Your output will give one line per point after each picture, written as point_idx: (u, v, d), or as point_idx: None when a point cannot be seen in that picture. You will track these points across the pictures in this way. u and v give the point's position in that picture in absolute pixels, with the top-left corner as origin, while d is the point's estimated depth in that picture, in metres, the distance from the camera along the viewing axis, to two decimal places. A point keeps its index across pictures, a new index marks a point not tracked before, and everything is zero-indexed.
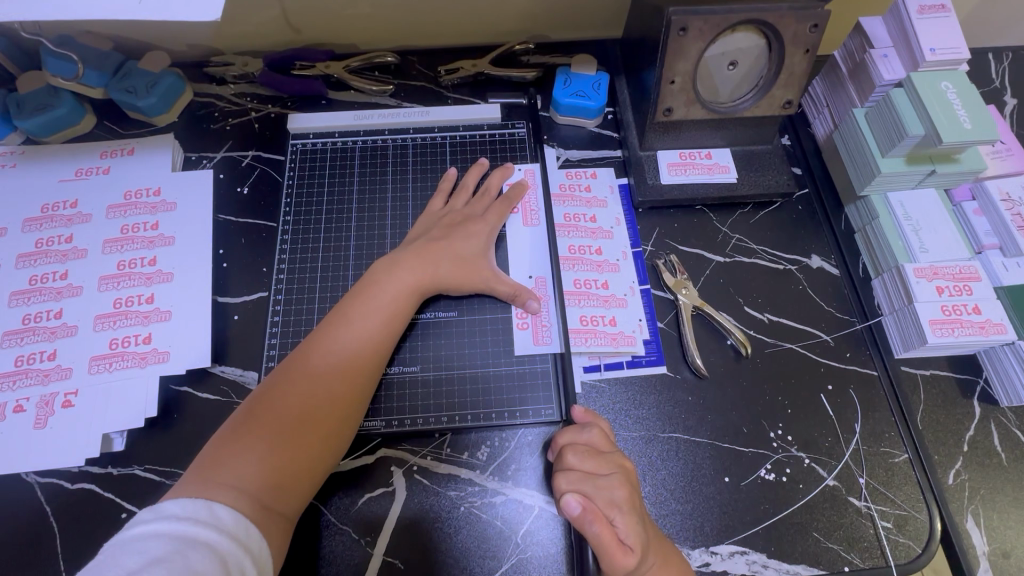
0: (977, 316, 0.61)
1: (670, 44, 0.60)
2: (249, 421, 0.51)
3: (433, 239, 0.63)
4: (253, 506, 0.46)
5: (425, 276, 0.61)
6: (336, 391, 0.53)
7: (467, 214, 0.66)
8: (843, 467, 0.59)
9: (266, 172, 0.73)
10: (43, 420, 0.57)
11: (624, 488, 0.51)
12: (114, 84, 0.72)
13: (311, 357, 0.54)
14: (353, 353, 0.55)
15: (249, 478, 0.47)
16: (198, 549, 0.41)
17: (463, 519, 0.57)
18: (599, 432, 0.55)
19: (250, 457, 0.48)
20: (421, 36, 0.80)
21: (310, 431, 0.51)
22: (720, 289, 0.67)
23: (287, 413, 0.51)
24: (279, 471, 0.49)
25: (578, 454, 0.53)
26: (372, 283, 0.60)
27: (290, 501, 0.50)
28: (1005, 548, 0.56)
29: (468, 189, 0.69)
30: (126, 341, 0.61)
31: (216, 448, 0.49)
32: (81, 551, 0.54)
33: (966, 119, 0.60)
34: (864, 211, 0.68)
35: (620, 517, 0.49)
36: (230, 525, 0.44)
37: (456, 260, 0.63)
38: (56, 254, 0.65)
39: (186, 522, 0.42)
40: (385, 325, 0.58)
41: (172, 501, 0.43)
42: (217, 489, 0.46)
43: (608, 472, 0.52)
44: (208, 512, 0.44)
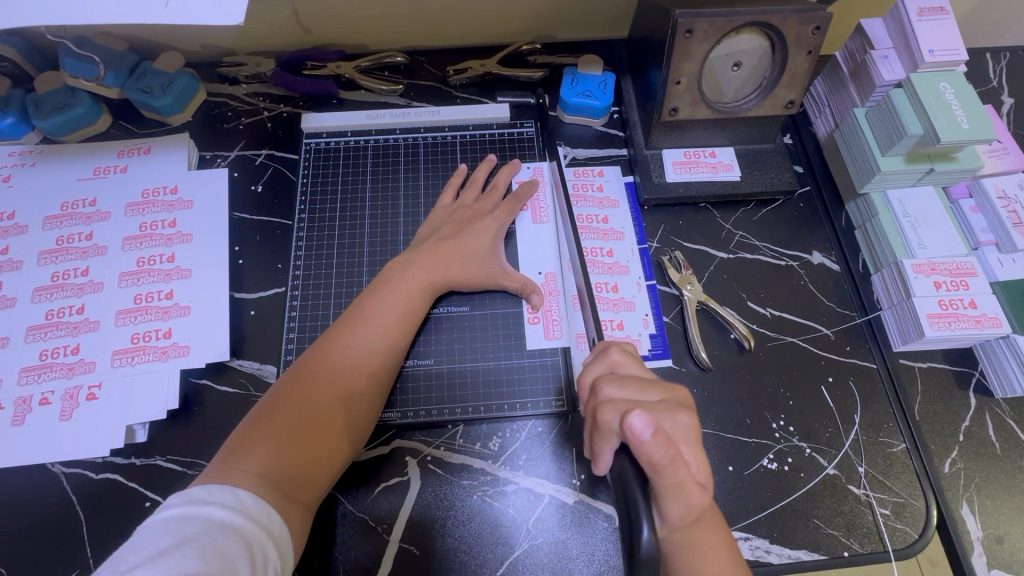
0: (973, 310, 0.63)
1: (676, 45, 0.62)
2: (272, 413, 0.52)
3: (444, 237, 0.65)
4: (276, 493, 0.48)
5: (438, 273, 0.62)
6: (355, 386, 0.55)
7: (477, 211, 0.68)
8: (843, 455, 0.61)
9: (279, 170, 0.75)
10: (69, 412, 0.59)
11: (681, 415, 0.48)
12: (131, 85, 0.73)
13: (331, 352, 0.56)
14: (371, 349, 0.57)
15: (272, 467, 0.49)
16: (224, 533, 0.42)
17: (476, 507, 0.59)
18: (622, 355, 0.53)
19: (272, 447, 0.50)
20: (430, 36, 0.82)
21: (330, 422, 0.53)
22: (724, 285, 0.69)
23: (307, 406, 0.53)
24: (301, 461, 0.51)
25: (617, 384, 0.49)
26: (387, 280, 0.61)
27: (310, 490, 0.51)
28: (998, 535, 0.59)
29: (477, 187, 0.70)
30: (147, 335, 0.63)
31: (240, 439, 0.51)
32: (108, 538, 0.56)
33: (964, 120, 0.62)
34: (864, 209, 0.70)
35: (689, 449, 0.47)
36: (254, 509, 0.46)
37: (467, 257, 0.64)
38: (77, 251, 0.66)
39: (211, 506, 0.44)
40: (401, 322, 0.60)
41: (199, 487, 0.45)
42: (242, 477, 0.48)
43: (659, 399, 0.49)
44: (233, 497, 0.45)
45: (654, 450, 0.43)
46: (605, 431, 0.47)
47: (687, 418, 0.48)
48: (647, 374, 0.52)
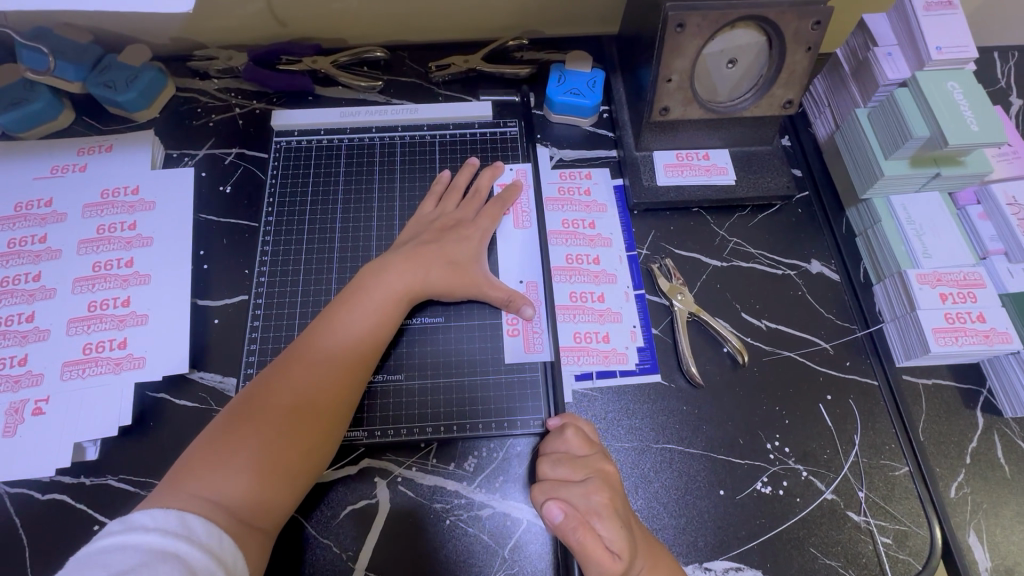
0: (981, 325, 0.59)
1: (667, 41, 0.58)
2: (229, 430, 0.48)
3: (424, 243, 0.61)
4: (228, 519, 0.44)
5: (413, 282, 0.58)
6: (322, 400, 0.52)
7: (459, 217, 0.64)
8: (842, 480, 0.57)
9: (249, 170, 0.71)
10: (12, 428, 0.55)
11: (602, 492, 0.49)
12: (93, 79, 0.70)
13: (296, 365, 0.52)
14: (340, 360, 0.54)
15: (224, 491, 0.45)
16: (167, 562, 0.38)
17: (449, 532, 0.55)
18: (575, 433, 0.54)
19: (229, 467, 0.46)
20: (411, 30, 0.78)
21: (294, 440, 0.49)
22: (717, 295, 0.65)
23: (269, 422, 0.49)
24: (259, 484, 0.47)
25: (552, 464, 0.52)
26: (359, 288, 0.57)
27: (270, 516, 0.47)
28: (1008, 566, 0.55)
29: (459, 191, 0.67)
30: (100, 345, 0.59)
31: (193, 459, 0.47)
32: (51, 564, 0.52)
33: (973, 121, 0.58)
34: (866, 216, 0.66)
35: (601, 523, 0.47)
36: (204, 536, 0.42)
37: (445, 264, 0.60)
38: (29, 254, 0.62)
39: (155, 534, 0.40)
40: (374, 332, 0.56)
41: (143, 512, 0.41)
42: (194, 502, 0.44)
43: (584, 477, 0.51)
44: (180, 523, 0.41)
45: (567, 532, 0.46)
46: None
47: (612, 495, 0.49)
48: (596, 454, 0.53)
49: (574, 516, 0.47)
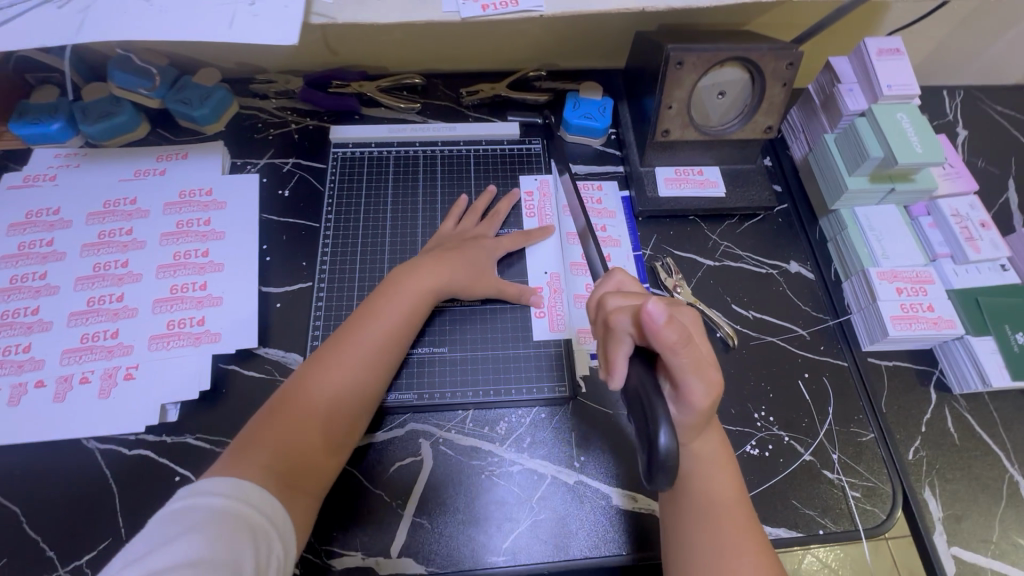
0: (931, 313, 0.70)
1: (669, 75, 0.70)
2: (279, 412, 0.55)
3: (447, 250, 0.70)
4: (281, 484, 0.52)
5: (440, 282, 0.66)
6: (357, 387, 0.59)
7: (478, 234, 0.74)
8: (818, 443, 0.67)
9: (305, 177, 0.81)
10: (108, 390, 0.64)
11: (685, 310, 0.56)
12: (172, 97, 0.80)
13: (338, 354, 0.59)
14: (375, 351, 0.61)
15: (277, 461, 0.52)
16: (225, 520, 0.46)
17: (485, 485, 0.63)
18: (623, 275, 0.58)
19: (278, 443, 0.53)
20: (445, 61, 0.90)
21: (332, 422, 0.57)
22: (711, 289, 0.76)
23: (313, 404, 0.56)
24: (303, 457, 0.54)
25: (620, 295, 0.54)
26: (390, 289, 0.65)
27: (312, 483, 0.55)
28: (957, 516, 0.65)
29: (478, 210, 0.77)
30: (181, 322, 0.68)
31: (247, 435, 0.54)
32: (140, 509, 0.60)
33: (918, 144, 0.70)
34: (835, 224, 0.78)
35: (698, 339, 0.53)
36: (255, 498, 0.49)
37: (466, 266, 0.69)
38: (118, 244, 0.71)
39: (216, 497, 0.47)
40: (402, 330, 0.63)
41: (204, 481, 0.48)
42: (250, 471, 0.51)
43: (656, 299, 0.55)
44: (233, 488, 0.48)
45: (669, 333, 0.47)
46: (618, 333, 0.51)
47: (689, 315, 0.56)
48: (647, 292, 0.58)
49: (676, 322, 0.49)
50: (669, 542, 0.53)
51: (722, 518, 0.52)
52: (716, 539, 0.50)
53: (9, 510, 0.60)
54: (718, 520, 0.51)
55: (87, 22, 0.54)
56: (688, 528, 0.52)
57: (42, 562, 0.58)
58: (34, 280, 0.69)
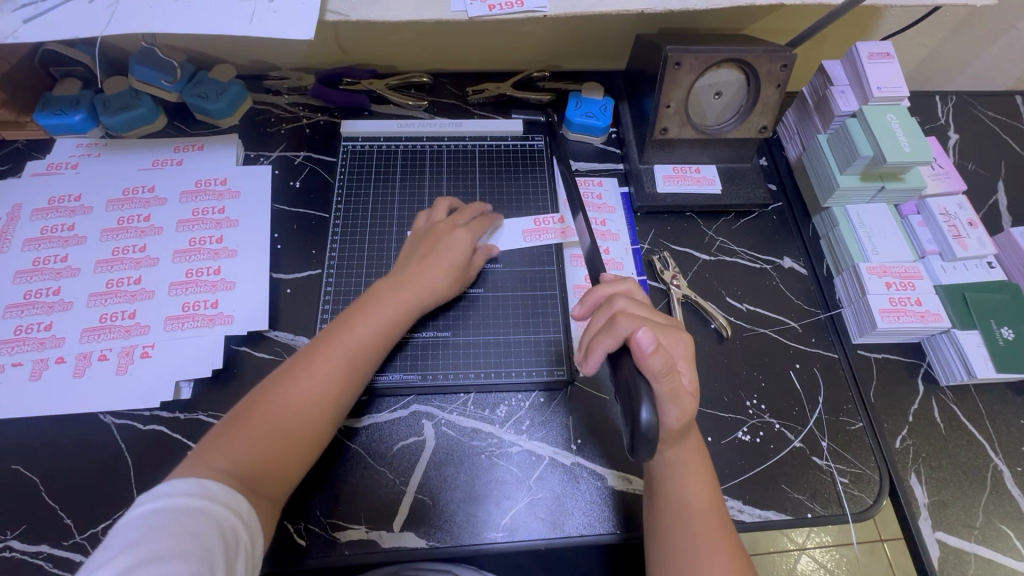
0: (918, 307, 0.72)
1: (667, 75, 0.73)
2: (246, 419, 0.55)
3: (424, 254, 0.69)
4: (247, 487, 0.52)
5: (419, 296, 0.66)
6: (327, 396, 0.58)
7: (449, 224, 0.72)
8: (808, 431, 0.70)
9: (316, 170, 0.84)
10: (124, 367, 0.66)
11: (678, 331, 0.58)
12: (190, 91, 0.84)
13: (309, 363, 0.59)
14: (351, 363, 0.60)
15: (243, 466, 0.53)
16: (190, 517, 0.46)
17: (485, 465, 0.66)
18: (636, 285, 0.63)
19: (241, 447, 0.54)
20: (453, 61, 0.93)
21: (299, 430, 0.56)
22: (706, 282, 0.79)
23: (281, 411, 0.56)
24: (265, 462, 0.54)
25: (629, 300, 0.59)
26: (373, 298, 0.64)
27: (278, 487, 0.55)
28: (942, 502, 0.67)
29: (466, 208, 0.75)
30: (196, 304, 0.70)
31: (216, 438, 0.54)
32: (154, 481, 0.63)
33: (907, 144, 0.72)
34: (827, 221, 0.80)
35: (682, 365, 0.57)
36: (218, 494, 0.49)
37: (446, 270, 0.68)
38: (136, 230, 0.74)
39: (178, 497, 0.47)
40: (378, 341, 0.63)
41: (166, 482, 0.48)
42: (210, 472, 0.51)
43: (661, 318, 0.59)
44: (197, 487, 0.49)
45: (654, 360, 0.52)
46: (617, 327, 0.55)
47: (687, 338, 0.58)
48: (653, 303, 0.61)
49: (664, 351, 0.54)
50: (650, 544, 0.55)
51: (694, 520, 0.54)
52: (690, 538, 0.53)
53: (30, 479, 0.62)
54: (690, 521, 0.54)
55: (115, 15, 0.57)
56: (664, 527, 0.54)
57: (60, 529, 0.60)
58: (56, 262, 0.71)
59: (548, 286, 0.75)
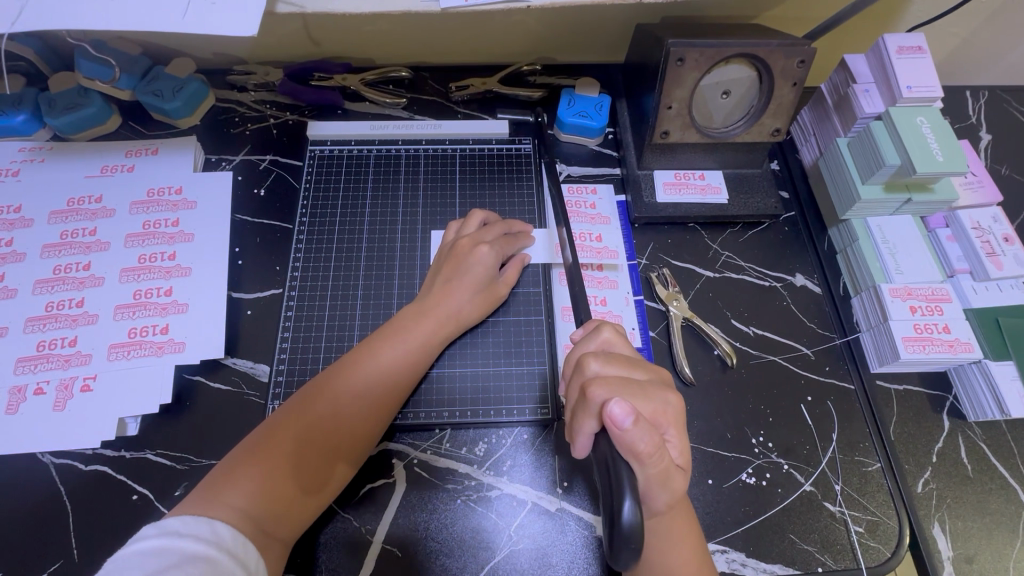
0: (946, 335, 0.65)
1: (669, 72, 0.65)
2: (260, 449, 0.52)
3: (449, 276, 0.63)
4: (253, 528, 0.48)
5: (444, 320, 0.62)
6: (345, 427, 0.55)
7: (476, 238, 0.66)
8: (820, 473, 0.63)
9: (282, 175, 0.77)
10: (62, 403, 0.60)
11: (667, 392, 0.51)
12: (142, 89, 0.75)
13: (329, 391, 0.55)
14: (371, 392, 0.56)
15: (252, 502, 0.49)
16: (198, 565, 0.42)
17: (459, 511, 0.59)
18: (613, 334, 0.55)
19: (259, 479, 0.50)
20: (435, 54, 0.85)
21: (318, 465, 0.53)
22: (710, 303, 0.71)
23: (298, 441, 0.53)
24: (282, 500, 0.50)
25: (604, 361, 0.52)
26: (401, 325, 0.61)
27: (289, 527, 0.51)
28: (968, 555, 0.60)
29: (501, 226, 0.69)
30: (144, 330, 0.64)
31: (230, 468, 0.50)
32: (93, 529, 0.57)
33: (939, 152, 0.64)
34: (845, 234, 0.73)
35: (671, 432, 0.50)
36: (229, 542, 0.45)
37: (472, 294, 0.63)
38: (80, 246, 0.68)
39: (187, 539, 0.43)
40: (405, 371, 0.59)
41: (178, 520, 0.45)
42: (225, 510, 0.47)
43: (642, 376, 0.52)
44: (209, 530, 0.45)
45: (637, 437, 0.45)
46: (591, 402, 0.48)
47: (676, 398, 0.51)
48: (635, 355, 0.54)
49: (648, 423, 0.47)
50: None
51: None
52: None
53: None
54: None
55: (29, 9, 0.49)
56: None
57: None
58: None
59: (535, 311, 0.68)
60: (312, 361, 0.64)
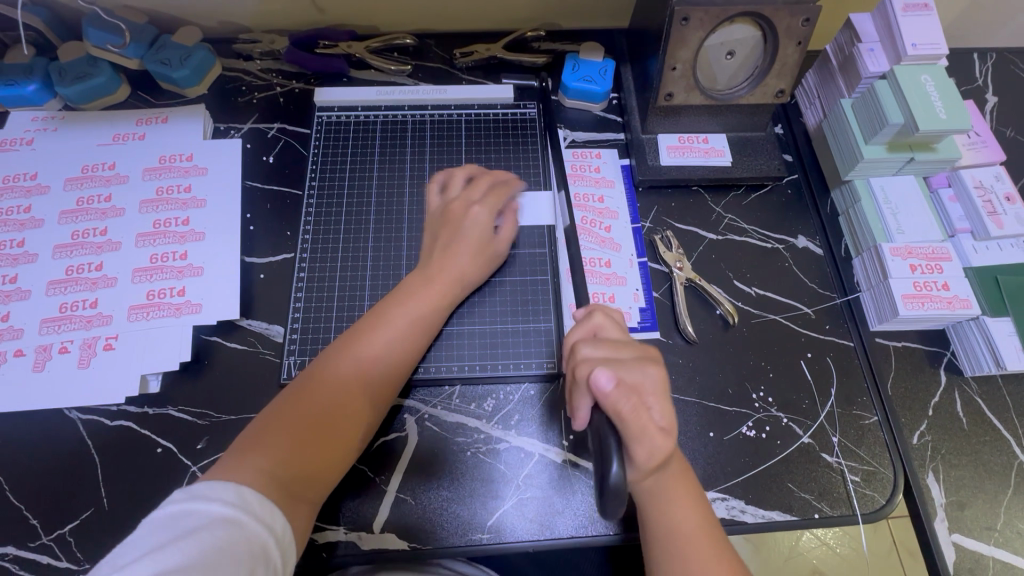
0: (946, 292, 0.66)
1: (673, 32, 0.65)
2: (277, 420, 0.53)
3: (450, 241, 0.64)
4: (280, 491, 0.49)
5: (449, 286, 0.63)
6: (360, 392, 0.56)
7: (466, 199, 0.66)
8: (818, 426, 0.65)
9: (290, 143, 0.78)
10: (86, 360, 0.63)
11: (651, 368, 0.53)
12: (151, 56, 0.76)
13: (341, 359, 0.57)
14: (382, 358, 0.58)
15: (276, 467, 0.50)
16: (224, 529, 0.44)
17: (470, 462, 0.62)
18: (604, 318, 0.57)
19: (281, 447, 0.52)
20: (439, 20, 0.85)
21: (337, 429, 0.55)
22: (712, 264, 0.73)
23: (316, 408, 0.54)
24: (306, 462, 0.52)
25: (593, 345, 0.54)
26: (407, 290, 0.62)
27: (314, 489, 0.53)
28: (960, 502, 0.62)
29: (487, 179, 0.69)
30: (161, 292, 0.66)
31: (252, 439, 0.52)
32: (121, 480, 0.60)
33: (942, 110, 0.65)
34: (848, 196, 0.73)
35: (653, 400, 0.51)
36: (255, 505, 0.47)
37: (474, 254, 0.64)
38: (96, 212, 0.70)
39: (213, 503, 0.45)
40: (414, 337, 0.60)
41: (205, 483, 0.46)
42: (253, 473, 0.49)
43: (630, 354, 0.54)
44: (234, 494, 0.46)
45: (617, 400, 0.49)
46: (582, 384, 0.52)
47: (656, 371, 0.53)
48: (625, 338, 0.56)
49: (630, 389, 0.50)
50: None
51: (684, 547, 0.51)
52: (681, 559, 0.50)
53: None
54: (680, 548, 0.51)
55: None
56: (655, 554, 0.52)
57: (26, 530, 0.58)
58: (12, 248, 0.67)
59: (541, 271, 0.70)
60: (325, 321, 0.66)
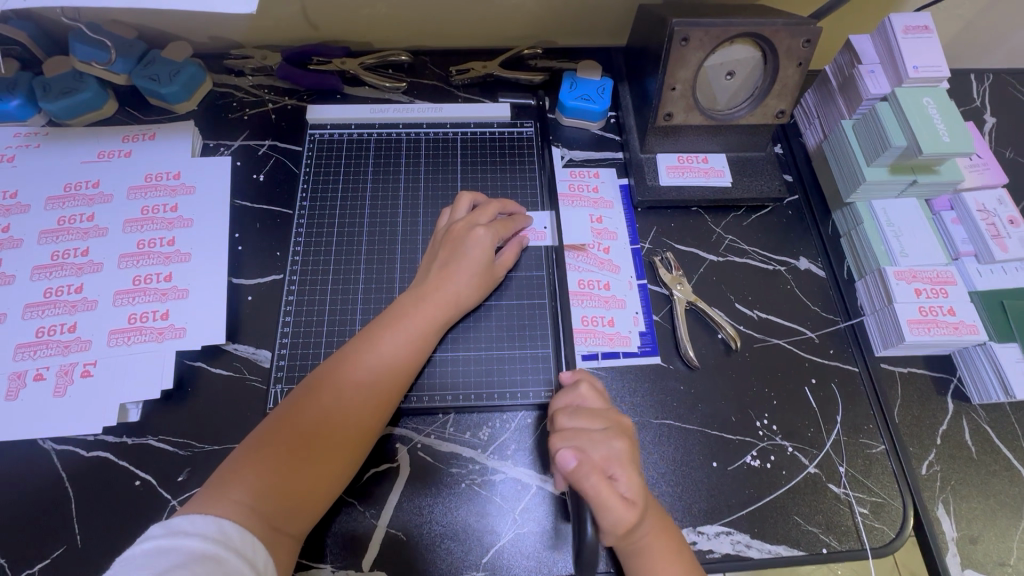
0: (951, 317, 0.65)
1: (672, 53, 0.64)
2: (263, 445, 0.51)
3: (444, 260, 0.62)
4: (260, 524, 0.47)
5: (445, 306, 0.61)
6: (351, 416, 0.54)
7: (471, 221, 0.64)
8: (824, 455, 0.63)
9: (281, 161, 0.76)
10: (63, 388, 0.60)
11: (620, 440, 0.51)
12: (138, 72, 0.74)
13: (330, 381, 0.55)
14: (374, 381, 0.56)
15: (258, 498, 0.48)
16: (206, 564, 0.42)
17: (464, 494, 0.59)
18: (589, 388, 0.56)
19: (265, 476, 0.49)
20: (435, 37, 0.84)
21: (326, 456, 0.52)
22: (714, 287, 0.71)
23: (302, 434, 0.52)
24: (287, 493, 0.50)
25: (570, 415, 0.53)
26: (399, 312, 0.60)
27: (299, 521, 0.50)
28: (972, 535, 0.60)
29: (497, 206, 0.67)
30: (143, 316, 0.63)
31: (235, 467, 0.50)
32: (95, 515, 0.57)
33: (945, 133, 0.64)
34: (850, 218, 0.72)
35: (619, 471, 0.50)
36: (237, 541, 0.45)
37: (471, 278, 0.62)
38: (78, 231, 0.67)
39: (193, 538, 0.43)
40: (408, 360, 0.58)
41: (185, 518, 0.45)
42: (231, 507, 0.47)
43: (601, 426, 0.53)
44: (216, 528, 0.45)
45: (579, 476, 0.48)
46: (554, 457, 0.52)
47: (623, 444, 0.51)
48: (607, 408, 0.55)
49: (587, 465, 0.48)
50: None
51: None
52: None
53: None
54: None
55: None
56: None
57: None
58: None
59: (538, 294, 0.68)
60: (314, 345, 0.64)
